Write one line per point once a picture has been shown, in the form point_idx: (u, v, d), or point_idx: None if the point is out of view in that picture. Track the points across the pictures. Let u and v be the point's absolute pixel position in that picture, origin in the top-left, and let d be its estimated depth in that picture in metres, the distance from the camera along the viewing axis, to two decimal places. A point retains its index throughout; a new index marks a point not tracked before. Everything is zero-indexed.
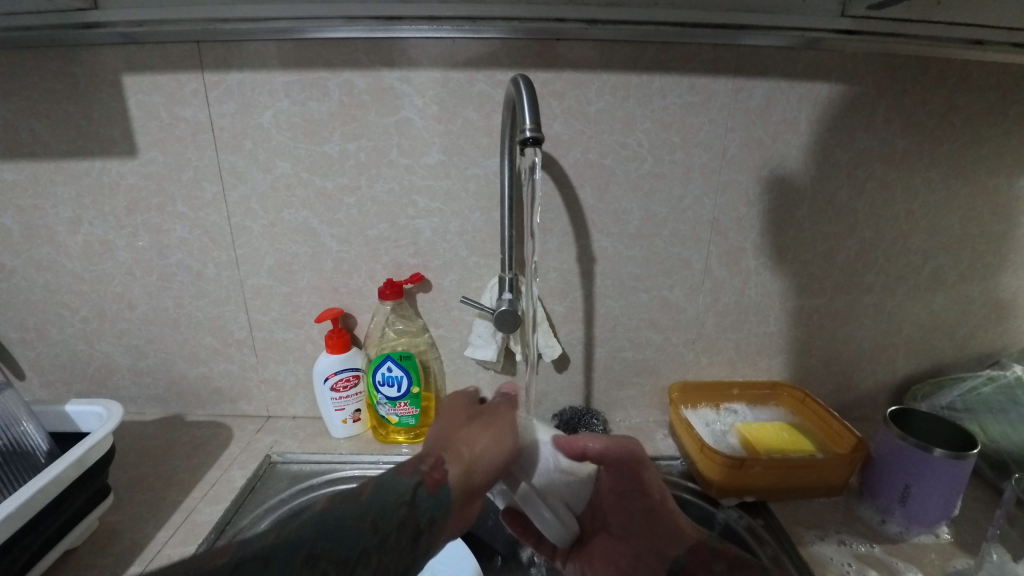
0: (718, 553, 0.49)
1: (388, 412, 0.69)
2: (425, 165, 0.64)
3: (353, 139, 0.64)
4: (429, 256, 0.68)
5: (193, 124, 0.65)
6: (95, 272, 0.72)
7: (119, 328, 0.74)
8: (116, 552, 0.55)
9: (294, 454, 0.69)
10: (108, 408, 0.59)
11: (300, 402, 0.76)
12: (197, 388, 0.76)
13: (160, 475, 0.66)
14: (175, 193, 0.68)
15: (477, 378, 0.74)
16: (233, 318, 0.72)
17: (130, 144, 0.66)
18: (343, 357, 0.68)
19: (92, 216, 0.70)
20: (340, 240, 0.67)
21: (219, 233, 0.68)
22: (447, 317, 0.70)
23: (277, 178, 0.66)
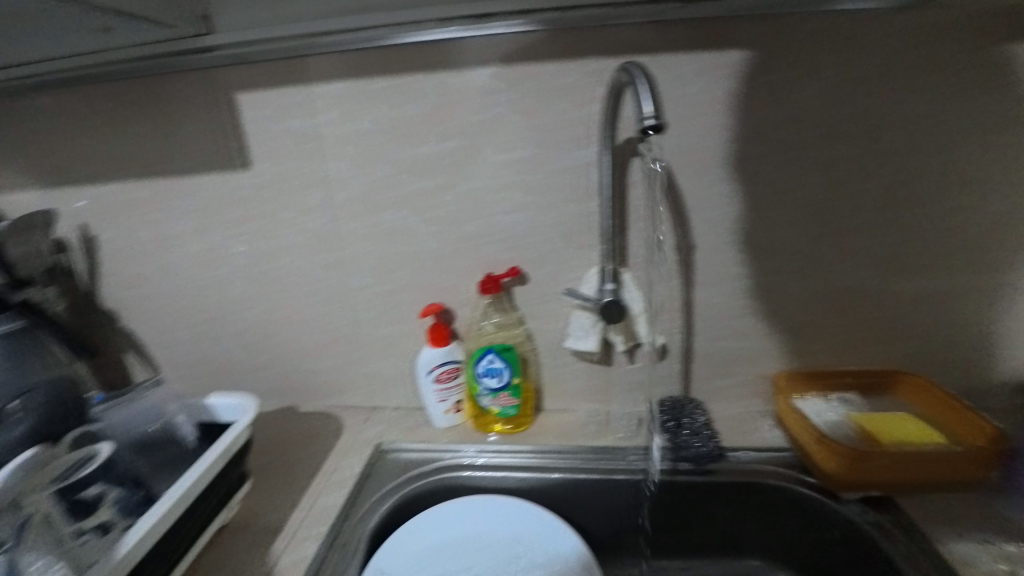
0: None
1: (490, 403, 0.71)
2: (519, 159, 0.65)
3: (448, 138, 0.65)
4: (524, 248, 0.68)
5: (301, 135, 0.69)
6: (216, 277, 0.79)
7: (239, 327, 0.81)
8: (258, 530, 0.60)
9: (400, 443, 0.73)
10: (244, 400, 0.63)
11: (402, 394, 0.80)
12: (307, 382, 0.82)
13: (284, 462, 0.71)
14: (286, 200, 0.72)
15: (573, 370, 0.74)
16: (339, 315, 0.76)
17: (245, 157, 0.71)
18: (446, 350, 0.71)
19: (213, 225, 0.76)
20: (437, 237, 0.70)
21: (326, 235, 0.72)
22: (542, 309, 0.71)
23: (378, 180, 0.68)
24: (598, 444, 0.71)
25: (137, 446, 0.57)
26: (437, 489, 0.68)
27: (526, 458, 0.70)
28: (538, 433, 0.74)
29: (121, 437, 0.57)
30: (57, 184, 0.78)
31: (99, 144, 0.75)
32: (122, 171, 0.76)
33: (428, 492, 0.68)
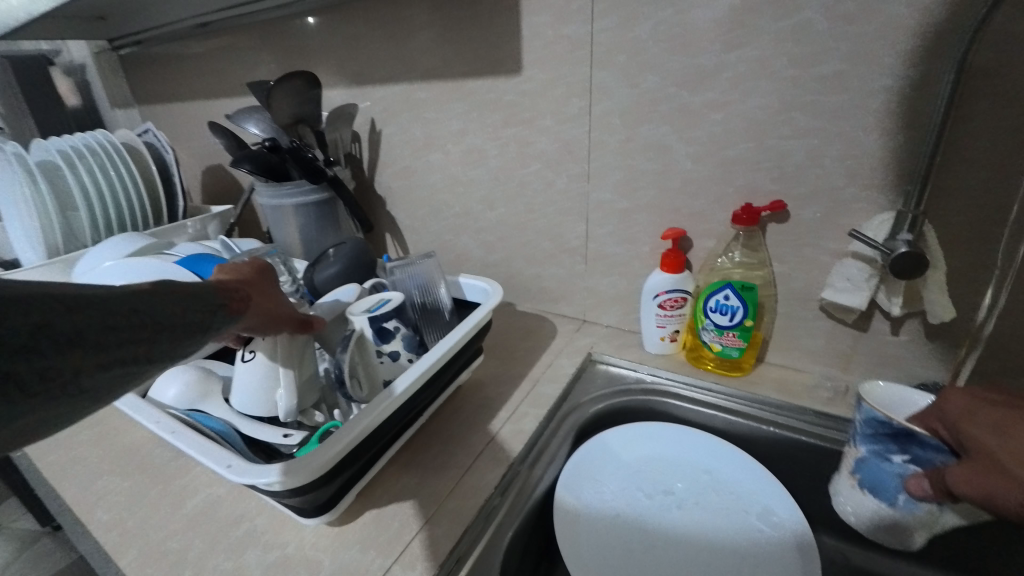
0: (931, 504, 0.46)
1: (711, 340, 0.68)
2: (817, 77, 0.56)
3: (735, 49, 0.59)
4: (793, 183, 0.61)
5: (573, 41, 0.68)
6: (469, 176, 0.88)
7: (480, 225, 0.90)
8: (485, 396, 0.68)
9: (610, 357, 0.75)
10: (490, 285, 0.71)
11: (614, 313, 0.82)
12: (528, 285, 0.89)
13: (506, 348, 0.79)
14: (545, 109, 0.74)
15: (811, 326, 0.67)
16: (572, 228, 0.79)
17: (515, 63, 0.74)
18: (676, 278, 0.69)
19: (475, 128, 0.83)
20: (693, 159, 0.66)
21: (577, 147, 0.74)
22: (797, 254, 0.64)
23: (643, 94, 0.66)
24: (831, 411, 0.63)
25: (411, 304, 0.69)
26: (641, 408, 0.71)
27: (738, 403, 0.67)
28: (756, 383, 0.69)
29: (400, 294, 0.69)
30: (359, 83, 0.93)
31: (396, 47, 0.85)
32: (411, 73, 0.86)
33: (633, 408, 0.71)
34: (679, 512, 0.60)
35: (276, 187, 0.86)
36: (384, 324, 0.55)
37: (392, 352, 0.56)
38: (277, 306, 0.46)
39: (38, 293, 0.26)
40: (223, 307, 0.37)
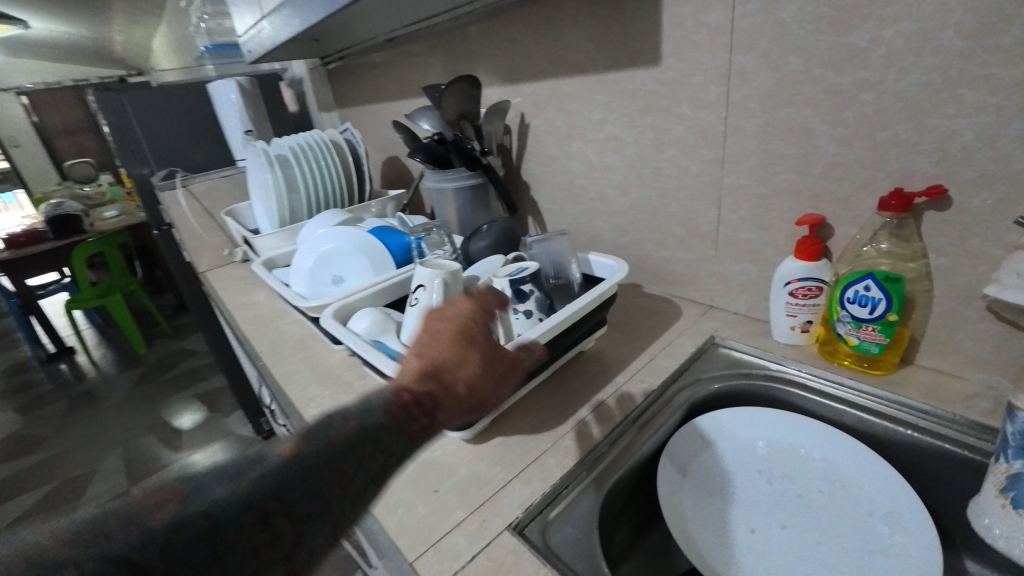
0: None
1: (847, 332, 0.65)
2: (994, 47, 0.51)
3: (891, 24, 0.56)
4: (959, 166, 0.56)
5: (714, 29, 0.70)
6: (606, 163, 0.94)
7: (614, 210, 0.95)
8: (604, 363, 0.75)
9: (734, 342, 0.76)
10: (616, 263, 0.76)
11: (744, 300, 0.81)
12: (658, 268, 0.92)
13: (629, 324, 0.85)
14: (683, 97, 0.77)
15: (978, 329, 0.60)
16: (704, 213, 0.81)
17: (656, 54, 0.78)
18: (812, 266, 0.66)
19: (614, 116, 0.89)
20: (838, 141, 0.64)
21: (712, 133, 0.75)
22: (959, 245, 0.58)
23: (785, 77, 0.66)
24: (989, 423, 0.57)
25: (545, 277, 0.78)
26: (761, 394, 0.71)
27: (873, 401, 0.64)
28: (899, 383, 0.65)
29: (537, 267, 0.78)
30: (512, 81, 1.05)
31: (547, 47, 0.94)
32: (558, 70, 0.95)
33: (752, 393, 0.71)
34: (796, 501, 0.61)
35: (442, 173, 1.03)
36: (519, 286, 0.65)
37: (526, 312, 0.65)
38: (489, 351, 0.48)
39: (292, 472, 0.35)
40: (410, 432, 0.39)
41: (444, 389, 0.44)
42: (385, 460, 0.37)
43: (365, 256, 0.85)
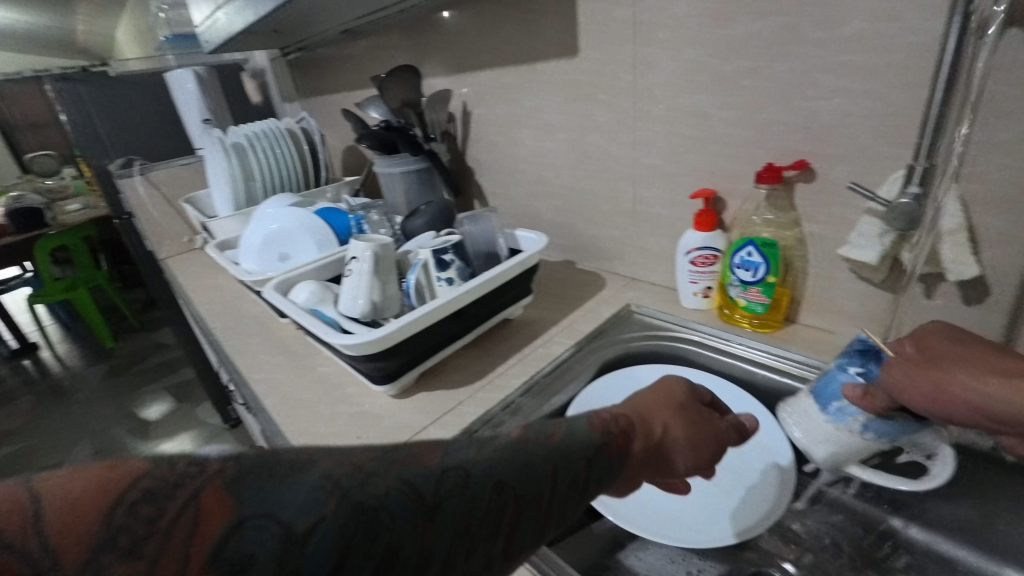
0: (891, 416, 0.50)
1: (738, 295, 0.74)
2: (841, 38, 0.58)
3: (763, 18, 0.63)
4: (822, 143, 0.64)
5: (623, 22, 0.76)
6: (540, 149, 0.98)
7: (548, 192, 1.00)
8: (530, 329, 0.82)
9: (647, 308, 0.83)
10: (539, 237, 0.85)
11: (661, 272, 0.89)
12: (588, 245, 0.98)
13: (558, 296, 0.91)
14: (601, 84, 0.83)
15: (846, 288, 0.68)
16: (623, 192, 0.87)
17: (576, 45, 0.84)
18: (708, 236, 0.75)
19: (545, 104, 0.93)
20: (728, 123, 0.71)
21: (626, 117, 0.82)
22: (826, 214, 0.66)
23: (683, 65, 0.73)
24: None
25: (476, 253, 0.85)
26: (667, 353, 0.78)
27: (759, 355, 0.71)
28: (783, 339, 0.73)
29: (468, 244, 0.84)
30: (455, 72, 1.08)
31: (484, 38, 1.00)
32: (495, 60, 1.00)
33: (660, 353, 0.79)
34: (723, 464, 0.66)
35: (388, 159, 1.06)
36: (442, 256, 0.73)
37: (448, 278, 0.73)
38: (716, 429, 0.49)
39: (502, 464, 0.34)
40: (608, 447, 0.41)
41: (648, 418, 0.46)
42: (581, 497, 0.38)
43: (309, 234, 0.90)
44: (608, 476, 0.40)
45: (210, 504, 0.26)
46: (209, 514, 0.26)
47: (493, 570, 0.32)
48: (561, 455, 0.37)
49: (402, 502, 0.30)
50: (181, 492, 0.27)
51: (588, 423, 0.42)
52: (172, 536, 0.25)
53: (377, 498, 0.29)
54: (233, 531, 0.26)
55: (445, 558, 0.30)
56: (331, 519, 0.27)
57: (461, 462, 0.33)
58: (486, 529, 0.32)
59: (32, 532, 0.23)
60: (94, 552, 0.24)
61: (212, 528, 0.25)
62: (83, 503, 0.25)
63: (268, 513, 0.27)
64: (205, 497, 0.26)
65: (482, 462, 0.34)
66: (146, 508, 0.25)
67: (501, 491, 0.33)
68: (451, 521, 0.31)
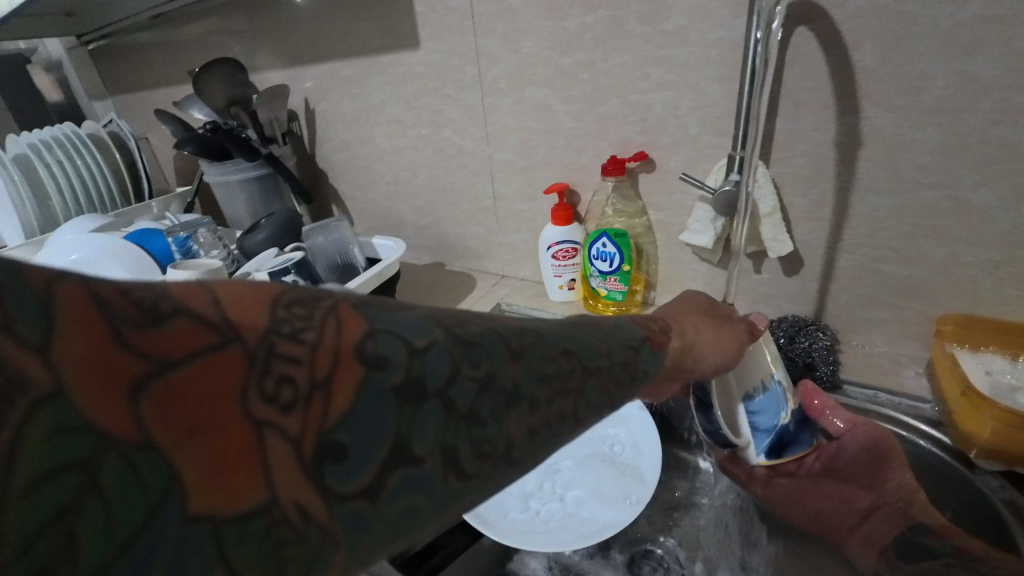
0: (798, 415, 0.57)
1: (599, 285, 0.75)
2: (663, 32, 0.61)
3: (592, 11, 0.63)
4: (657, 134, 0.66)
5: (460, 12, 0.73)
6: (393, 147, 0.92)
7: (408, 192, 0.95)
8: None
9: (517, 306, 0.83)
10: (397, 242, 0.80)
11: (529, 267, 0.88)
12: (455, 245, 0.95)
13: (427, 303, 0.87)
14: (446, 78, 0.79)
15: (691, 269, 0.73)
16: (483, 189, 0.85)
17: (416, 36, 0.79)
18: (566, 230, 0.75)
19: (393, 99, 0.87)
20: (572, 116, 0.71)
21: (476, 112, 0.79)
22: (667, 201, 0.70)
23: (523, 58, 0.71)
24: None
25: (329, 266, 0.77)
26: None
27: None
28: None
29: (319, 257, 0.77)
30: (293, 65, 0.93)
31: None
32: None
33: None
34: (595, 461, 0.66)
35: (220, 165, 0.92)
36: (283, 278, 0.66)
37: None
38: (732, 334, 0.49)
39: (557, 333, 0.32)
40: (649, 341, 0.39)
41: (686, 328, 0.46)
42: (631, 387, 0.36)
43: (118, 262, 0.75)
44: (650, 365, 0.38)
45: (347, 323, 0.25)
46: (348, 324, 0.24)
47: (564, 425, 0.31)
48: (614, 338, 0.36)
49: (495, 346, 0.28)
50: (321, 305, 0.24)
51: (635, 325, 0.39)
52: (321, 342, 0.23)
53: (475, 336, 0.28)
54: (371, 336, 0.25)
55: (530, 395, 0.29)
56: (442, 345, 0.26)
57: (534, 327, 0.31)
58: (561, 394, 0.30)
59: (213, 305, 0.21)
60: (253, 358, 0.21)
61: (350, 333, 0.24)
62: (250, 299, 0.23)
63: (391, 331, 0.26)
64: (340, 313, 0.25)
65: (553, 329, 0.32)
66: (297, 310, 0.24)
67: (567, 358, 0.31)
68: (509, 391, 0.28)
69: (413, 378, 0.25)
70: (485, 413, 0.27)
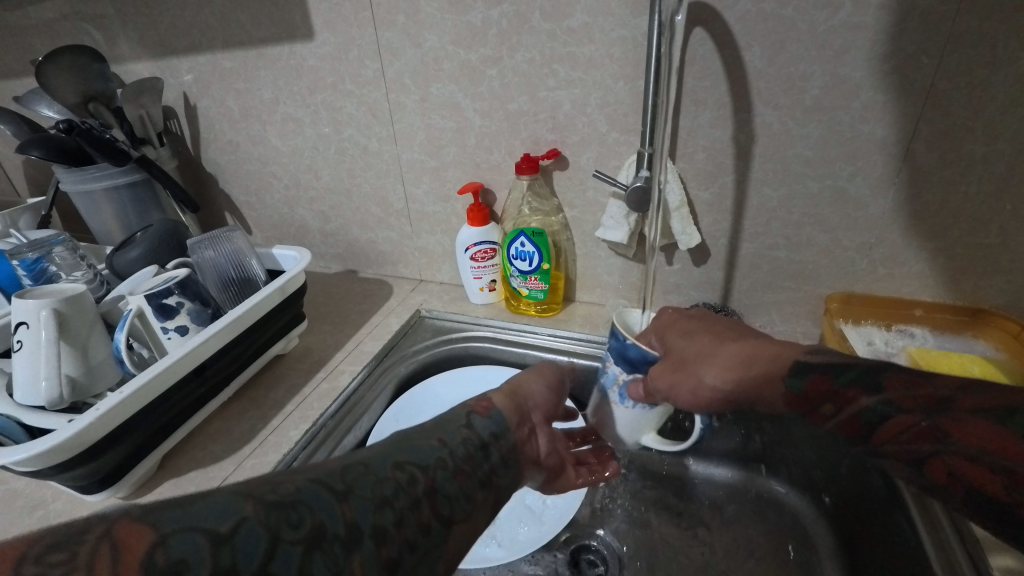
0: (815, 396, 0.39)
1: (520, 285, 0.75)
2: (568, 30, 0.60)
3: (496, 5, 0.62)
4: (567, 131, 0.66)
5: (355, 2, 0.68)
6: (290, 147, 0.84)
7: (310, 196, 0.87)
8: (311, 360, 0.72)
9: (437, 311, 0.80)
10: (301, 252, 0.74)
11: (447, 270, 0.85)
12: (367, 250, 0.89)
13: (341, 314, 0.81)
14: (344, 72, 0.74)
15: (607, 264, 0.74)
16: (393, 190, 0.81)
17: (308, 27, 0.72)
18: (482, 231, 0.74)
19: (285, 96, 0.79)
20: (482, 114, 0.69)
21: (380, 109, 0.75)
22: (581, 198, 0.70)
23: (427, 53, 0.68)
24: None
25: (221, 283, 0.69)
26: (462, 355, 0.75)
27: (545, 339, 0.73)
28: (564, 320, 0.76)
29: (210, 273, 0.69)
30: (163, 55, 0.83)
31: None
32: None
33: (456, 356, 0.76)
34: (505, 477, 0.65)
35: (80, 172, 0.79)
36: (163, 301, 0.58)
37: (178, 327, 0.59)
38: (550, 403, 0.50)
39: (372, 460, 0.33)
40: (476, 409, 0.43)
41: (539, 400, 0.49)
42: (491, 463, 0.39)
43: None
44: (491, 429, 0.42)
45: (128, 543, 0.22)
46: (127, 544, 0.22)
47: (416, 545, 0.31)
48: (443, 428, 0.39)
49: (317, 495, 0.28)
50: (89, 536, 0.23)
51: (454, 407, 0.43)
52: (94, 572, 0.21)
53: (291, 494, 0.28)
54: (160, 543, 0.23)
55: (371, 526, 0.29)
56: (252, 519, 0.25)
57: (361, 459, 0.33)
58: (406, 503, 0.32)
59: None
60: None
61: (133, 551, 0.22)
62: None
63: (189, 526, 0.24)
64: (118, 535, 0.23)
65: (377, 455, 0.34)
66: (57, 556, 0.22)
67: (401, 469, 0.34)
68: (338, 540, 0.27)
69: (221, 571, 0.23)
70: (323, 570, 0.26)
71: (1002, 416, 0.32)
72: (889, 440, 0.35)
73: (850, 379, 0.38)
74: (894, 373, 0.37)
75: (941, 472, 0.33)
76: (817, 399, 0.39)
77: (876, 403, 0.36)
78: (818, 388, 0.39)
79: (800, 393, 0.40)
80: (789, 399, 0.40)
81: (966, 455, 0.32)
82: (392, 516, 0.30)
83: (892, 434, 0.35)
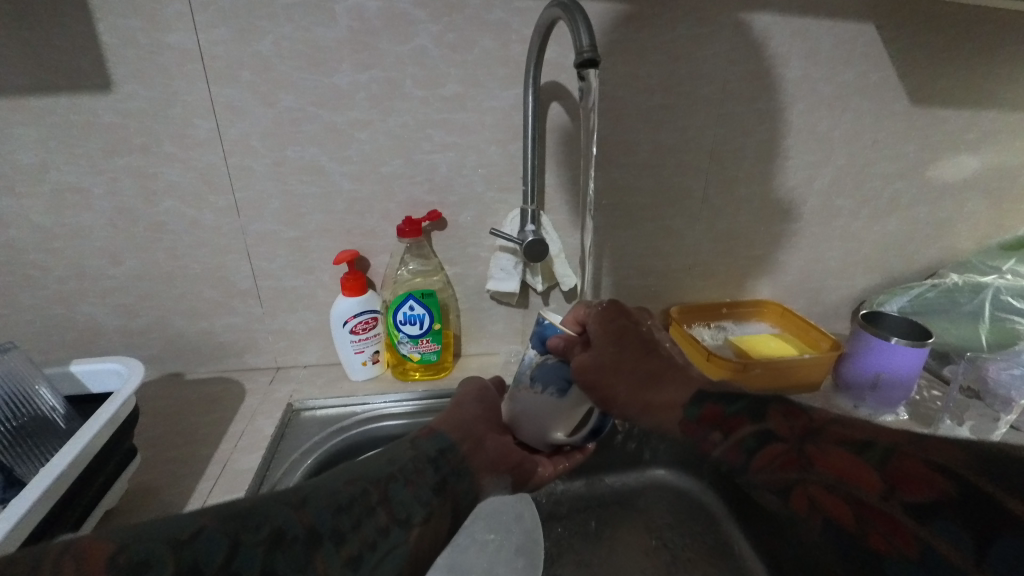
0: (707, 424, 0.46)
1: (410, 350, 0.71)
2: (441, 97, 0.63)
3: (364, 70, 0.61)
4: (445, 192, 0.68)
5: (180, 53, 0.58)
6: (69, 226, 0.63)
7: (104, 287, 0.67)
8: (160, 506, 0.54)
9: (314, 400, 0.69)
10: (125, 364, 0.55)
11: (312, 350, 0.75)
12: (199, 344, 0.72)
13: (182, 432, 0.64)
14: (163, 132, 0.61)
15: (493, 314, 0.76)
16: (237, 266, 0.68)
17: (104, 76, 0.58)
18: (362, 300, 0.68)
19: (63, 161, 0.60)
20: (351, 178, 0.65)
21: (216, 175, 0.63)
22: (462, 254, 0.72)
23: (281, 113, 0.61)
24: None
25: None
26: (360, 441, 0.66)
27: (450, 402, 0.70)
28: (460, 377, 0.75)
29: None
30: None
31: None
32: None
33: (354, 445, 0.65)
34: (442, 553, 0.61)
35: None
36: None
37: None
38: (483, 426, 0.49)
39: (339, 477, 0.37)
40: (415, 432, 0.44)
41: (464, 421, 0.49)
42: (442, 473, 0.41)
43: None
44: (438, 446, 0.43)
45: (93, 552, 0.28)
46: (91, 555, 0.28)
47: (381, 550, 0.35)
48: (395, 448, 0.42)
49: (273, 507, 0.34)
50: (57, 550, 0.28)
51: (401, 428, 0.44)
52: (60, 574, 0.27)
53: (247, 506, 0.33)
54: (122, 550, 0.29)
55: (331, 529, 0.34)
56: (210, 527, 0.31)
57: (318, 480, 0.37)
58: (362, 510, 0.36)
59: None
60: None
61: (94, 559, 0.28)
62: None
63: (155, 539, 0.30)
64: (85, 547, 0.29)
65: (329, 475, 0.37)
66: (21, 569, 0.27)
67: (354, 483, 0.37)
68: (301, 541, 0.32)
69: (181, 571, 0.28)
70: (285, 566, 0.31)
71: (861, 451, 0.38)
72: (766, 467, 0.42)
73: (736, 409, 0.45)
74: (777, 405, 0.44)
75: (803, 502, 0.39)
76: (711, 427, 0.46)
77: (756, 429, 0.43)
78: (712, 415, 0.46)
79: (699, 421, 0.46)
80: (688, 425, 0.47)
81: (824, 485, 0.39)
82: (349, 524, 0.34)
83: (766, 460, 0.42)
